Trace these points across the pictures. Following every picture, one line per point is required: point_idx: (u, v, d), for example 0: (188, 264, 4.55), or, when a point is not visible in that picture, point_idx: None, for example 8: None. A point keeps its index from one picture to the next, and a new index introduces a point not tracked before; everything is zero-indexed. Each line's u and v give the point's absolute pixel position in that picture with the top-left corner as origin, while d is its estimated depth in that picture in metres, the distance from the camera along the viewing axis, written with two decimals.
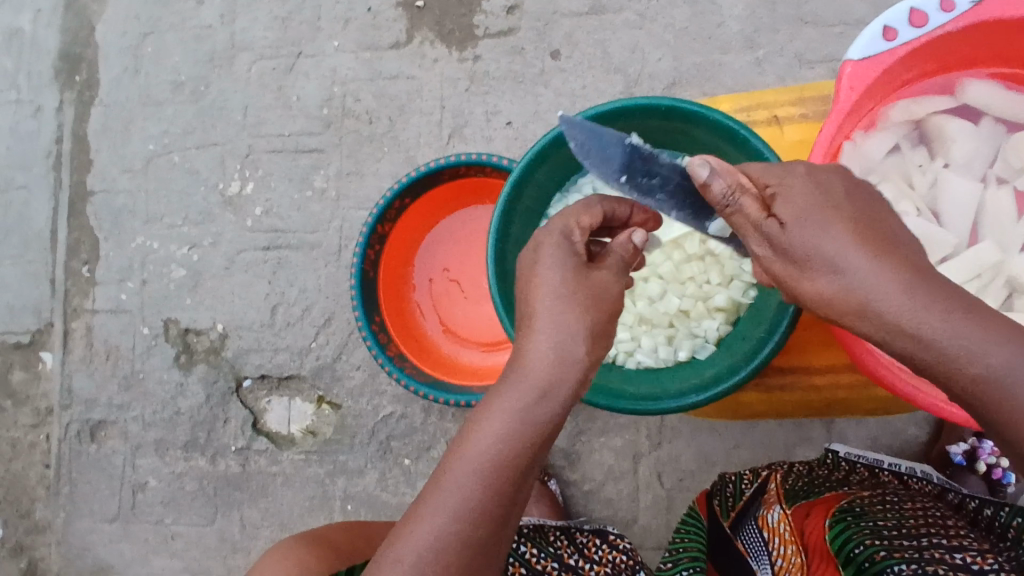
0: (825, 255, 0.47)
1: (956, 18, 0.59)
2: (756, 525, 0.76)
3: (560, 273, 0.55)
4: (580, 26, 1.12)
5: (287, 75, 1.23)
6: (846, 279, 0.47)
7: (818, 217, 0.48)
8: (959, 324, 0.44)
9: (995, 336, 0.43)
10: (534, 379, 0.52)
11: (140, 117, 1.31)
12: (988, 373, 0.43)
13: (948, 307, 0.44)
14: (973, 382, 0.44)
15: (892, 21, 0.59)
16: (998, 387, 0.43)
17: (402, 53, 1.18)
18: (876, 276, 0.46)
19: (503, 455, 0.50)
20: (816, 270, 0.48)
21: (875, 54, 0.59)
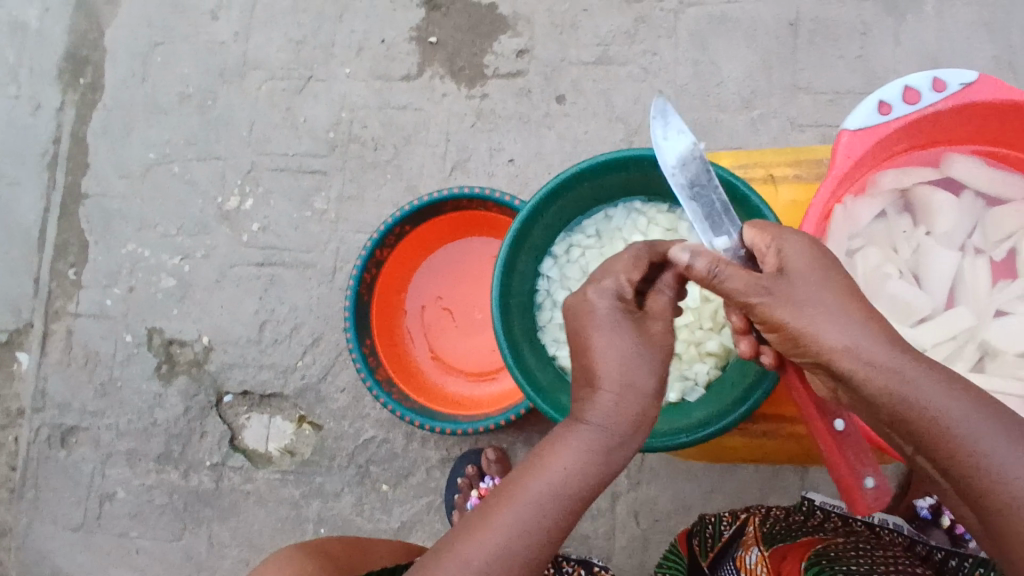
0: (829, 306, 0.51)
1: (946, 98, 0.63)
2: (733, 566, 0.78)
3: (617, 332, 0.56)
4: (587, 74, 1.16)
5: (297, 96, 1.25)
6: (845, 328, 0.51)
7: (825, 276, 0.53)
8: (936, 381, 0.49)
9: (955, 389, 0.49)
10: (602, 430, 0.54)
11: (144, 124, 1.32)
12: (955, 419, 0.48)
13: (926, 366, 0.50)
14: (946, 433, 0.48)
15: (886, 96, 0.63)
16: (968, 440, 0.47)
17: (411, 85, 1.22)
18: (861, 326, 0.51)
19: (566, 486, 0.54)
20: (818, 315, 0.51)
21: (870, 126, 0.63)
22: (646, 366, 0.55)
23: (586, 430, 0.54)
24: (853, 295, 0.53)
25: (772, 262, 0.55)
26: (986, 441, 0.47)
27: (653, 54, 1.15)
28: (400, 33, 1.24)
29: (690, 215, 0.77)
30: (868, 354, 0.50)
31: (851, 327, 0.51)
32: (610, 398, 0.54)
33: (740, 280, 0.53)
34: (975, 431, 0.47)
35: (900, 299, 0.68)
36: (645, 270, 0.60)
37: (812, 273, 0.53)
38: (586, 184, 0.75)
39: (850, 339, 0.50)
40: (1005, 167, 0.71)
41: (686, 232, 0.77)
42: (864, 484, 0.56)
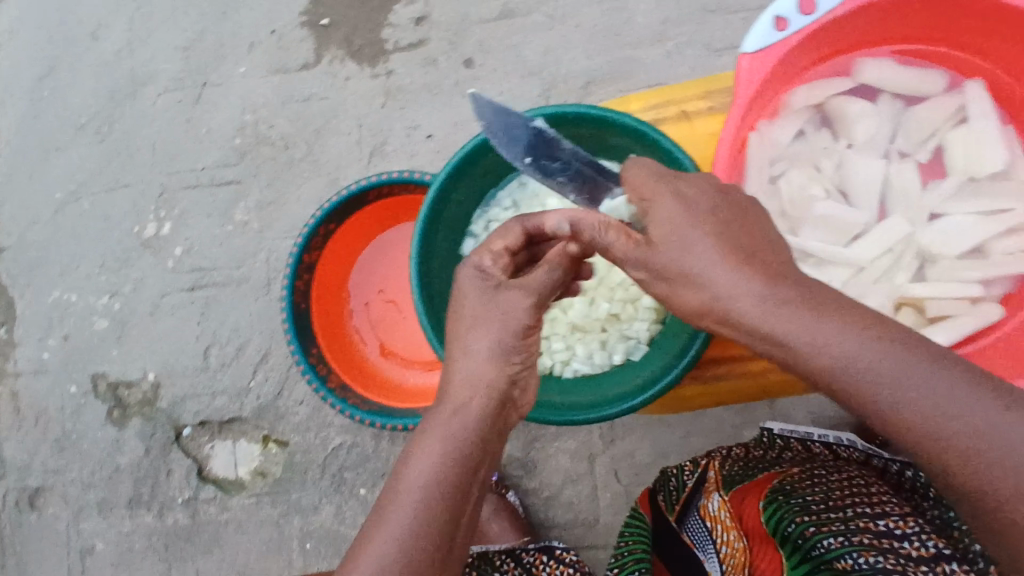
0: (720, 264, 0.48)
1: (844, 2, 0.59)
2: (698, 516, 0.77)
3: (468, 301, 0.56)
4: (491, 32, 1.10)
5: (196, 106, 1.18)
6: (722, 291, 0.47)
7: (721, 214, 0.50)
8: (847, 329, 0.43)
9: (855, 332, 0.43)
10: (454, 404, 0.53)
11: (45, 164, 1.24)
12: (856, 368, 0.43)
13: (832, 314, 0.44)
14: (861, 395, 0.43)
15: (782, 11, 0.59)
16: (874, 392, 0.42)
17: (312, 74, 1.15)
18: (738, 284, 0.47)
19: (436, 475, 0.50)
20: (700, 266, 0.48)
21: (770, 45, 0.59)
22: (483, 335, 0.55)
23: (441, 416, 0.53)
24: (746, 236, 0.49)
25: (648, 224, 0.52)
26: (897, 388, 0.42)
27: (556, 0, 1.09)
28: (289, 21, 1.16)
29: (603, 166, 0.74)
30: (760, 316, 0.46)
31: (729, 288, 0.47)
32: (460, 364, 0.55)
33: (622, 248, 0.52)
34: (882, 381, 0.42)
35: (827, 220, 0.66)
36: (515, 238, 0.58)
37: (685, 224, 0.49)
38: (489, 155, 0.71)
39: (738, 298, 0.47)
40: (920, 62, 0.67)
41: None
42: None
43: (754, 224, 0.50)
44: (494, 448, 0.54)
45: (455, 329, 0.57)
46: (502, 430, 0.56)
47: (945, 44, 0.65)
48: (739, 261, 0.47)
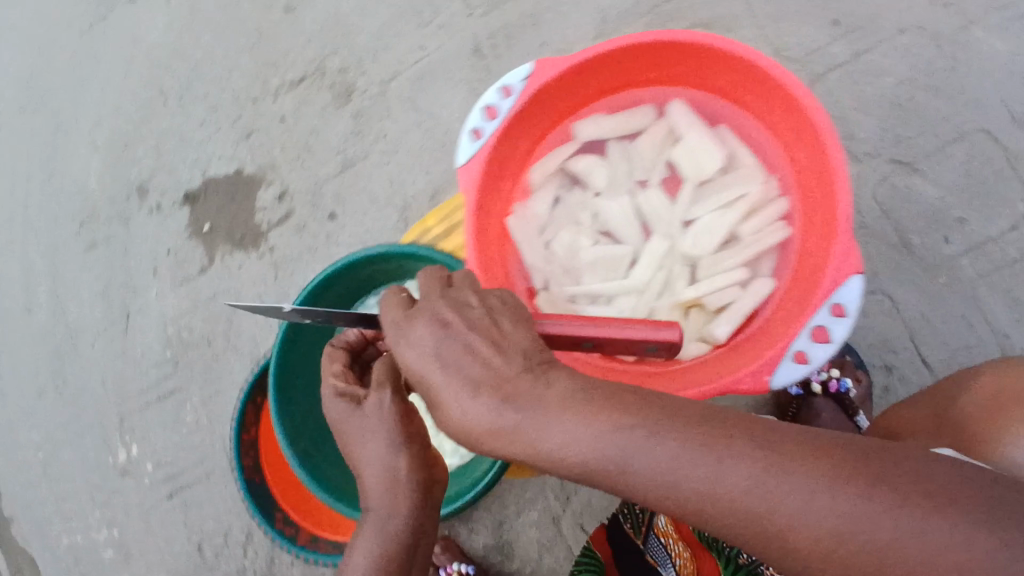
0: (478, 395, 0.48)
1: (519, 97, 0.68)
2: (655, 535, 0.85)
3: (352, 420, 0.61)
4: (342, 183, 1.23)
5: (127, 336, 1.32)
6: (487, 418, 0.47)
7: (453, 337, 0.50)
8: (621, 423, 0.45)
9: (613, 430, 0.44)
10: (378, 506, 0.60)
11: (21, 431, 1.37)
12: (630, 468, 0.44)
13: (606, 415, 0.45)
14: (654, 493, 0.44)
15: (472, 126, 0.68)
16: (656, 478, 0.44)
17: (210, 274, 1.29)
18: (502, 414, 0.47)
19: (380, 568, 0.60)
20: (467, 404, 0.48)
21: (474, 156, 0.68)
22: (375, 440, 0.60)
23: (372, 518, 0.60)
24: (487, 348, 0.50)
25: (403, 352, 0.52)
26: (675, 470, 0.43)
27: (384, 136, 1.22)
28: (179, 236, 1.31)
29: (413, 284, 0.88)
30: (541, 441, 0.46)
31: (493, 416, 0.47)
32: (370, 472, 0.60)
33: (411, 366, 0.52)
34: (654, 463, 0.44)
35: (599, 262, 0.74)
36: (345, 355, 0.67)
37: (432, 366, 0.50)
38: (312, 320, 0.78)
39: (513, 431, 0.46)
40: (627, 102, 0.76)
41: None
42: (663, 329, 0.57)
43: (495, 329, 0.51)
44: (433, 518, 0.62)
45: (352, 439, 0.62)
46: (433, 498, 0.62)
47: (635, 84, 0.73)
48: (499, 389, 0.48)
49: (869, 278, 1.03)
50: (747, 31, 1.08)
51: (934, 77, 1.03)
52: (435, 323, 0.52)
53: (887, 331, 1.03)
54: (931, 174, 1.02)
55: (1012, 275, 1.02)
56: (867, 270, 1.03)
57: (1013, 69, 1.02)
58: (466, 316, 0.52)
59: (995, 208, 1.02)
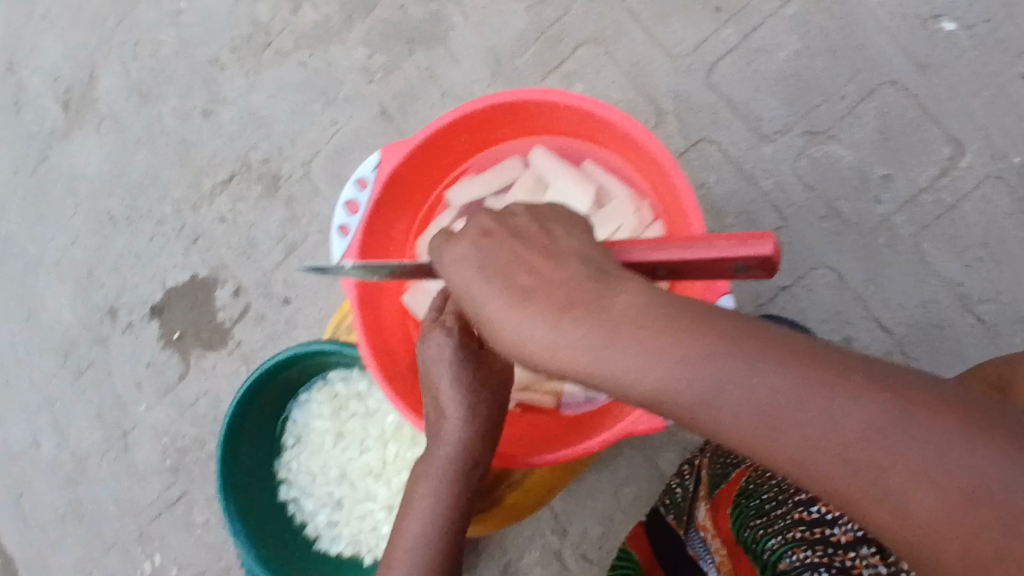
0: (527, 309, 0.42)
1: (375, 186, 0.70)
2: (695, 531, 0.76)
3: (442, 368, 0.61)
4: (289, 268, 1.25)
5: (127, 453, 1.37)
6: (518, 331, 0.42)
7: (512, 251, 0.46)
8: (703, 346, 0.36)
9: (661, 354, 0.37)
10: (454, 455, 0.60)
11: (49, 562, 1.41)
12: (683, 394, 0.36)
13: (687, 332, 0.36)
14: (710, 425, 0.36)
15: (338, 224, 0.70)
16: (706, 408, 0.35)
17: (189, 379, 1.33)
18: (531, 326, 0.42)
19: (439, 515, 0.61)
20: (517, 321, 0.42)
21: (347, 251, 0.69)
22: (465, 391, 0.61)
23: (438, 468, 0.61)
24: (537, 260, 0.45)
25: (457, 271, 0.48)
26: (731, 408, 0.35)
27: (317, 215, 1.24)
28: (153, 349, 1.36)
29: (337, 375, 0.90)
30: (602, 363, 0.39)
31: (522, 331, 0.42)
32: (454, 422, 0.60)
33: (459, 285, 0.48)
34: (714, 400, 0.35)
35: None
36: None
37: (474, 283, 0.46)
38: (246, 429, 0.83)
39: (567, 349, 0.40)
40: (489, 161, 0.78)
41: (345, 389, 0.90)
42: (751, 242, 0.46)
43: (550, 241, 0.46)
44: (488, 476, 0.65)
45: (431, 380, 0.62)
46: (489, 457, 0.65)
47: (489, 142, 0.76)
48: (550, 300, 0.41)
49: (808, 255, 1.01)
50: (634, 39, 1.08)
51: (829, 41, 1.01)
52: (481, 240, 0.48)
53: (840, 305, 1.00)
54: (846, 138, 1.00)
55: (953, 221, 0.98)
56: (805, 248, 1.01)
57: (906, 14, 1.00)
58: (514, 233, 0.48)
59: (919, 157, 0.99)
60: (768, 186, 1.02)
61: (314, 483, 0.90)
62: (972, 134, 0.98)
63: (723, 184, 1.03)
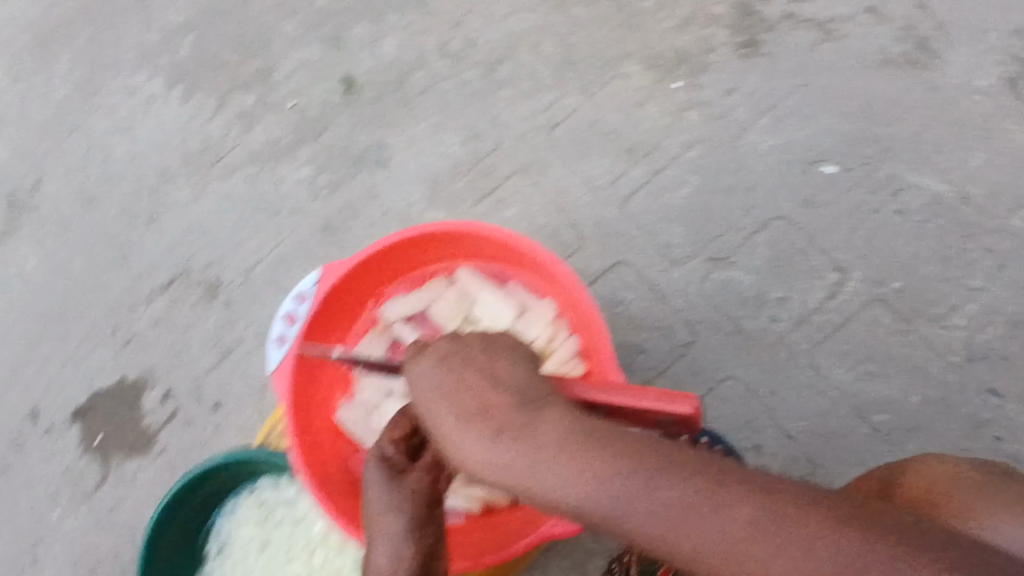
0: (473, 430, 0.54)
1: (311, 301, 0.76)
2: None
3: (423, 386, 0.59)
4: (222, 372, 1.26)
5: (29, 569, 1.28)
6: (476, 449, 0.54)
7: (461, 375, 0.58)
8: (583, 463, 0.50)
9: (603, 481, 0.49)
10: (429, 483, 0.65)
11: None
12: (614, 514, 0.48)
13: (595, 453, 0.50)
14: (625, 532, 0.48)
15: (275, 334, 0.76)
16: (636, 528, 0.48)
17: (107, 487, 1.28)
18: (493, 449, 0.53)
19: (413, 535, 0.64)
20: (471, 442, 0.54)
21: (282, 359, 0.76)
22: (449, 403, 0.57)
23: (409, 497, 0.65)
24: (488, 389, 0.57)
25: (423, 384, 0.59)
26: (650, 524, 0.47)
27: (256, 321, 1.27)
28: (71, 455, 1.31)
29: (262, 485, 0.91)
30: (514, 471, 0.52)
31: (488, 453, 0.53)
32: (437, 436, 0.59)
33: (422, 388, 0.59)
34: (633, 518, 0.48)
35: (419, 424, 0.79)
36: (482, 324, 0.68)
37: (436, 397, 0.58)
38: (168, 533, 0.84)
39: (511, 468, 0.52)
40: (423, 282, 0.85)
41: (269, 498, 0.91)
42: (674, 401, 0.62)
43: (498, 372, 0.58)
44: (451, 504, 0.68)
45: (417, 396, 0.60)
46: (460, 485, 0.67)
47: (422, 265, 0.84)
48: (483, 423, 0.54)
49: (718, 366, 1.10)
50: (558, 170, 1.20)
51: (726, 179, 1.16)
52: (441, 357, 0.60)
53: (749, 412, 1.08)
54: (744, 263, 1.12)
55: (841, 338, 1.09)
56: (714, 360, 1.10)
57: (789, 158, 1.16)
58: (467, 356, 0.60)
59: (807, 282, 1.11)
60: (679, 304, 1.12)
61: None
62: (852, 262, 1.11)
63: (638, 302, 1.13)
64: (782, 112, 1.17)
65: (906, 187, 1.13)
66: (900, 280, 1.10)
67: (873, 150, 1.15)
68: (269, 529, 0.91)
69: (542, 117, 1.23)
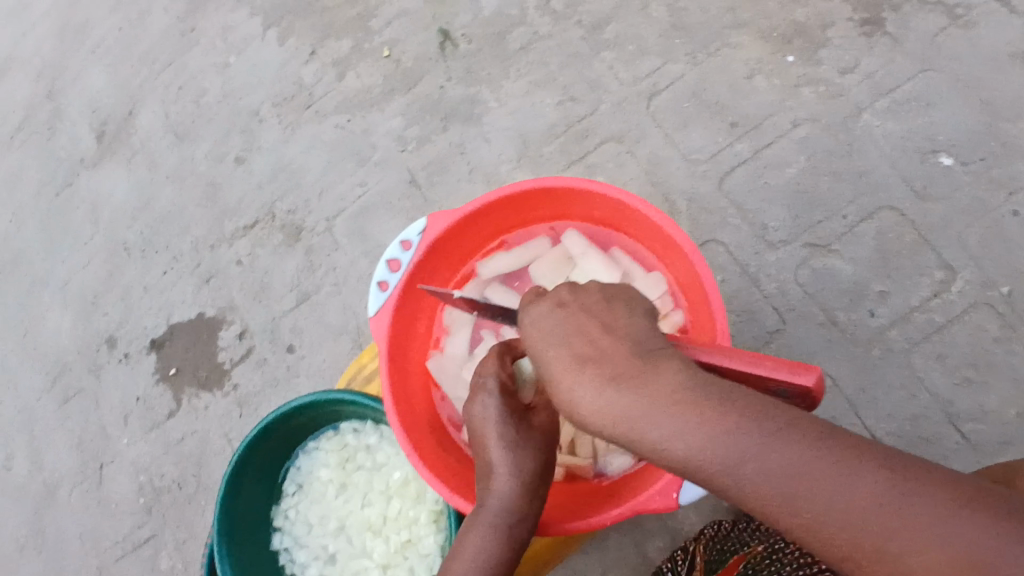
0: (586, 371, 0.51)
1: (418, 249, 0.74)
2: None
3: (537, 326, 0.57)
4: (297, 317, 1.27)
5: (101, 487, 1.33)
6: (587, 390, 0.51)
7: (577, 318, 0.55)
8: (704, 412, 0.46)
9: (723, 431, 0.45)
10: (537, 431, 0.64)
11: None
12: (730, 466, 0.44)
13: (710, 405, 0.46)
14: (740, 489, 0.44)
15: (379, 278, 0.74)
16: (755, 483, 0.43)
17: (179, 417, 1.31)
18: (606, 390, 0.50)
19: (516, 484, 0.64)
20: (574, 383, 0.52)
21: (383, 305, 0.73)
22: (562, 344, 0.54)
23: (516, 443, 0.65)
24: (598, 333, 0.54)
25: (536, 325, 0.57)
26: (772, 482, 0.43)
27: (334, 268, 1.27)
28: (147, 383, 1.34)
29: (347, 428, 0.93)
30: (625, 413, 0.48)
31: (598, 394, 0.50)
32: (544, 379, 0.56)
33: (535, 329, 0.57)
34: (751, 471, 0.43)
35: None
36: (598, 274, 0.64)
37: (548, 334, 0.55)
38: (249, 471, 0.85)
39: (621, 409, 0.49)
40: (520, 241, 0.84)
41: (353, 441, 0.93)
42: (794, 371, 0.50)
43: (609, 317, 0.55)
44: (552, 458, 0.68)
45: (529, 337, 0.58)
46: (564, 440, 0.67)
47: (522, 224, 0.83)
48: (596, 363, 0.51)
49: (807, 357, 1.06)
50: (654, 141, 1.16)
51: (834, 164, 1.10)
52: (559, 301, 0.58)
53: (834, 407, 1.03)
54: (845, 253, 1.07)
55: (942, 340, 1.03)
56: (804, 350, 1.06)
57: (905, 146, 1.09)
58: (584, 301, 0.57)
59: (912, 279, 1.05)
60: (772, 290, 1.08)
61: (310, 533, 0.92)
62: (963, 263, 1.05)
63: (728, 283, 1.09)
64: (901, 98, 1.11)
65: None
66: (1012, 284, 1.04)
67: (997, 145, 1.08)
68: (349, 472, 0.93)
69: (642, 85, 1.19)
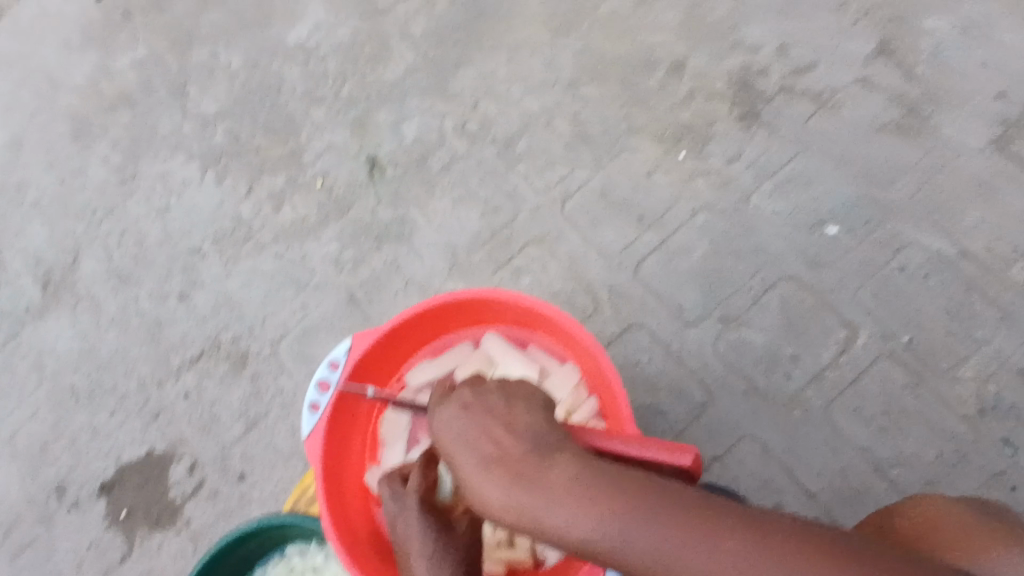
0: (493, 473, 0.56)
1: (345, 368, 0.79)
2: None
3: (447, 430, 0.62)
4: (248, 444, 1.30)
5: None
6: (494, 488, 0.56)
7: (482, 420, 0.61)
8: (596, 503, 0.52)
9: (614, 518, 0.51)
10: None
11: None
12: (622, 547, 0.50)
13: (600, 495, 0.52)
14: (632, 565, 0.50)
15: (311, 400, 0.79)
16: (642, 559, 0.50)
17: (132, 560, 1.29)
18: (511, 488, 0.55)
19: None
20: (483, 484, 0.57)
21: (315, 425, 0.78)
22: (471, 447, 0.59)
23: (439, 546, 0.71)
24: (501, 432, 0.59)
25: (445, 429, 0.62)
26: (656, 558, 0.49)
27: (281, 391, 1.31)
28: (96, 528, 1.32)
29: (293, 550, 0.94)
30: (530, 508, 0.54)
31: (505, 492, 0.55)
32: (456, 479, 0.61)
33: (445, 432, 0.62)
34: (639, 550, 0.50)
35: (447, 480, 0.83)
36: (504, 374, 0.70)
37: (458, 439, 0.61)
38: None
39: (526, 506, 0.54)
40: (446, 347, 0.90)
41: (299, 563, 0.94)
42: (677, 454, 0.61)
43: (510, 414, 0.60)
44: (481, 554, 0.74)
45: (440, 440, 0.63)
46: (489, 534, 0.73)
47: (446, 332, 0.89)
48: (501, 464, 0.57)
49: (734, 426, 1.12)
50: (571, 239, 1.26)
51: (734, 244, 1.21)
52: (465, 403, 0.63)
53: (765, 471, 1.09)
54: (755, 323, 1.16)
55: (856, 394, 1.11)
56: (731, 420, 1.12)
57: (794, 221, 1.21)
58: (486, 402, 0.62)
59: (820, 341, 1.14)
60: (694, 365, 1.15)
61: None
62: (862, 320, 1.14)
63: (653, 364, 1.16)
64: (785, 178, 1.23)
65: (909, 244, 1.17)
66: (909, 335, 1.13)
67: (875, 211, 1.20)
68: None
69: (555, 190, 1.30)
